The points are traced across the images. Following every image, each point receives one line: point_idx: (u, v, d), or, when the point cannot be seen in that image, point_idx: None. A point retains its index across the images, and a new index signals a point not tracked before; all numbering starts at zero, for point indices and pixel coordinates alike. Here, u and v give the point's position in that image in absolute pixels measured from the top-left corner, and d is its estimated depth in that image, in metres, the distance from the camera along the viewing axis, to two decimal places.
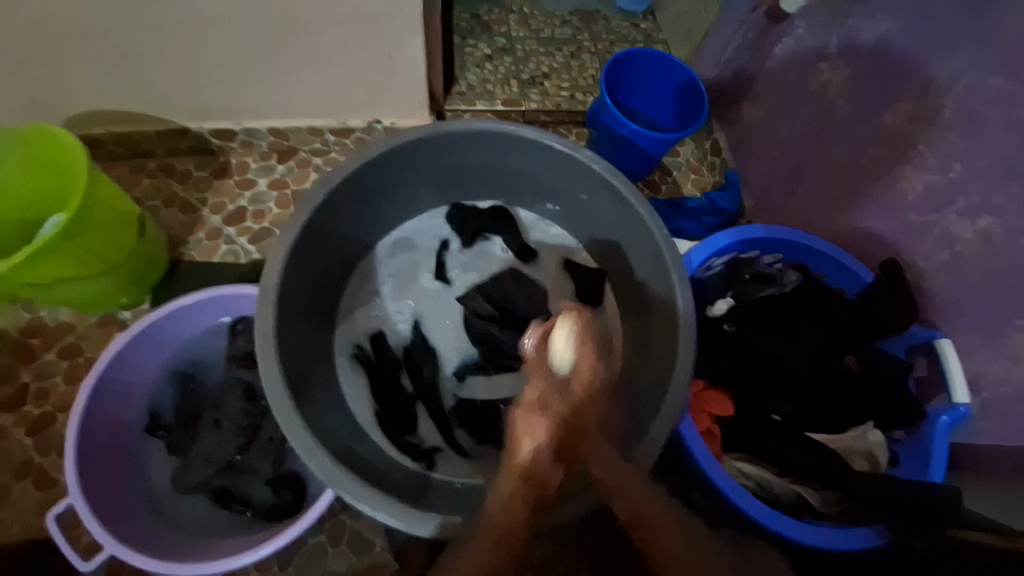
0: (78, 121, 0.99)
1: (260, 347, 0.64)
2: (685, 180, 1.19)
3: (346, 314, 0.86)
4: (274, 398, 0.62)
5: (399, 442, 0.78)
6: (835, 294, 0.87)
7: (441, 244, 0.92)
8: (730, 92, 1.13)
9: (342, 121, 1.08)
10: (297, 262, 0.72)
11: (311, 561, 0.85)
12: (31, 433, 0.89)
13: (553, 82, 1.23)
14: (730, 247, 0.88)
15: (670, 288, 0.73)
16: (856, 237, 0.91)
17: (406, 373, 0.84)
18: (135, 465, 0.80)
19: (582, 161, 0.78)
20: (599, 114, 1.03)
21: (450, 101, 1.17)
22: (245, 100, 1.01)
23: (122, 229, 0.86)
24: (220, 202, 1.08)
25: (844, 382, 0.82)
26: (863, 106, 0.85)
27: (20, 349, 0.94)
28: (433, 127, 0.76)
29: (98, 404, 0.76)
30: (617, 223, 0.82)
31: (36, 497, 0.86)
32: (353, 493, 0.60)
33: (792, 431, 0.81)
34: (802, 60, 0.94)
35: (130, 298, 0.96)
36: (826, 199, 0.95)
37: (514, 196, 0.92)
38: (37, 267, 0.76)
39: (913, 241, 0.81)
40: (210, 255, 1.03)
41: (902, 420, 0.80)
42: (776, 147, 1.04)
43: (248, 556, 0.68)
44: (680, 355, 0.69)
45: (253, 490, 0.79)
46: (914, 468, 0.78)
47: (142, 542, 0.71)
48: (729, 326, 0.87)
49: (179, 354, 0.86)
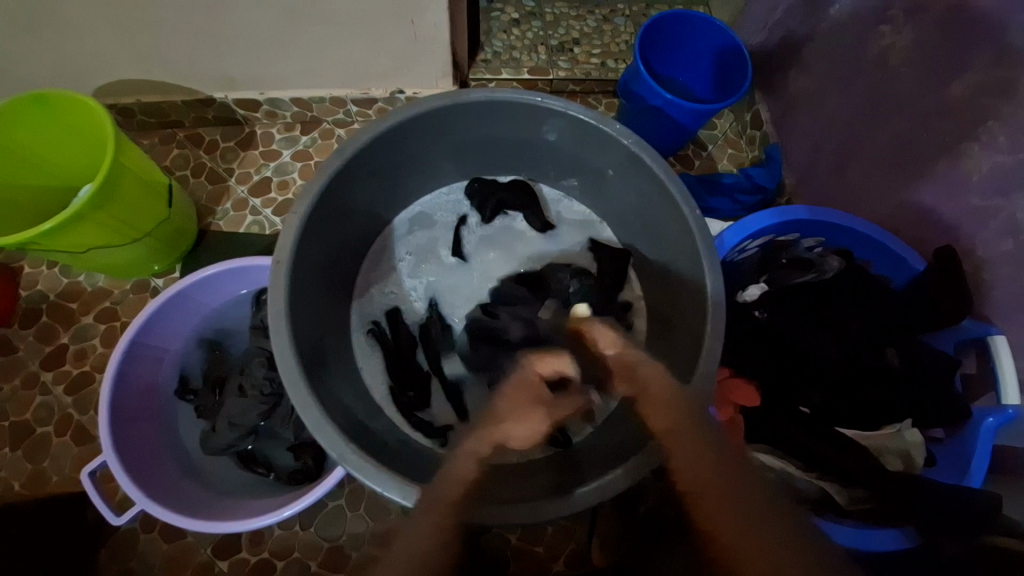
0: (110, 90, 1.01)
1: (274, 322, 0.63)
2: (720, 155, 1.12)
3: (362, 290, 0.86)
4: (286, 373, 0.61)
5: (413, 418, 0.79)
6: (879, 283, 0.82)
7: (459, 220, 0.90)
8: (776, 59, 1.05)
9: (364, 90, 1.05)
10: (315, 235, 0.71)
11: (331, 523, 0.89)
12: (72, 391, 0.95)
13: (584, 49, 1.16)
14: (765, 230, 0.83)
15: (698, 269, 0.70)
16: (906, 221, 0.84)
17: (421, 350, 0.84)
18: (166, 426, 0.84)
19: (612, 135, 0.74)
20: (631, 83, 0.97)
21: (474, 69, 1.13)
22: (267, 70, 0.99)
23: (152, 199, 0.88)
24: (246, 172, 1.08)
25: (882, 377, 0.78)
26: (927, 75, 0.77)
27: (60, 312, 0.99)
28: (454, 96, 0.73)
29: (131, 367, 0.80)
30: (644, 202, 0.78)
31: (76, 452, 0.93)
32: (362, 471, 0.60)
33: (820, 424, 0.77)
34: (861, 23, 0.85)
35: (162, 266, 0.99)
36: (877, 178, 0.87)
37: (536, 171, 0.89)
38: (72, 234, 0.78)
39: (972, 228, 0.74)
40: (237, 225, 1.05)
41: (940, 418, 0.75)
42: (824, 120, 0.96)
43: (270, 518, 0.71)
44: (707, 343, 0.66)
45: (277, 455, 0.82)
46: (952, 469, 0.74)
47: (172, 498, 0.75)
48: (760, 313, 0.83)
49: (206, 322, 0.89)
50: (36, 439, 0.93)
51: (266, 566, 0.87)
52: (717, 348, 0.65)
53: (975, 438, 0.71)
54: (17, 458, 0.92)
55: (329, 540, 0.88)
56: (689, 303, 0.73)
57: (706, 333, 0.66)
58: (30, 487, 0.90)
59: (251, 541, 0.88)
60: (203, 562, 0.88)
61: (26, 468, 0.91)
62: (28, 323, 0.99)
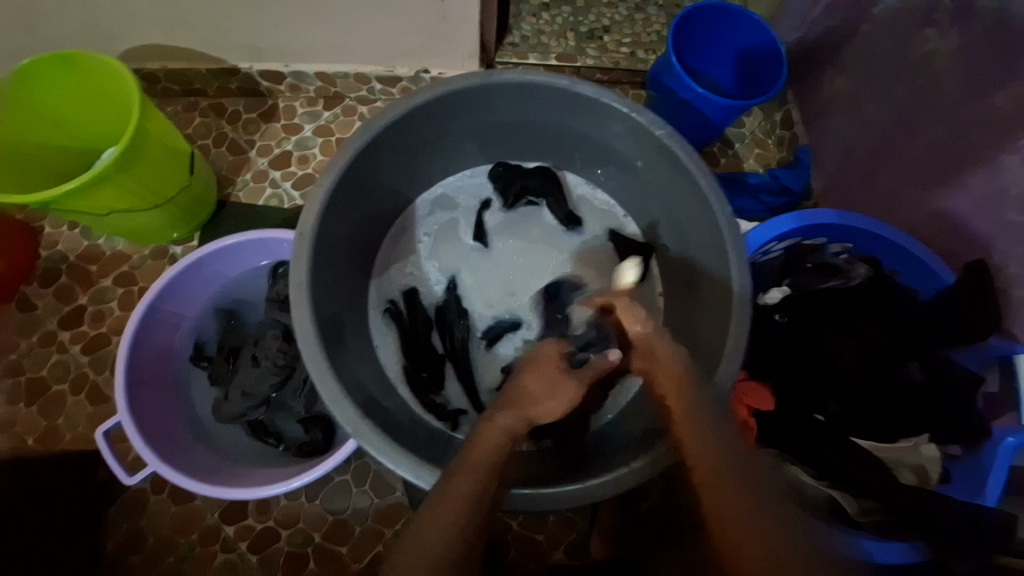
0: (136, 55, 1.01)
1: (295, 296, 0.63)
2: (747, 154, 1.09)
3: (381, 269, 0.85)
4: (304, 346, 0.61)
5: (426, 400, 0.79)
6: (904, 294, 0.80)
7: (481, 204, 0.89)
8: (813, 58, 1.02)
9: (389, 67, 1.04)
10: (339, 209, 0.71)
11: (336, 497, 0.90)
12: (88, 351, 0.97)
13: (614, 37, 1.14)
14: (793, 232, 0.81)
15: (726, 266, 0.68)
16: (938, 232, 0.82)
17: (437, 333, 0.84)
18: (180, 390, 0.85)
19: (644, 124, 0.72)
20: (662, 75, 0.95)
21: (501, 52, 1.11)
22: (292, 42, 0.98)
23: (174, 165, 0.88)
24: (267, 144, 1.08)
25: (901, 390, 0.76)
26: (972, 82, 0.74)
27: (80, 273, 1.00)
28: (486, 76, 0.71)
29: (147, 331, 0.80)
30: (671, 194, 0.77)
31: (90, 411, 0.94)
32: (377, 448, 0.60)
33: (835, 434, 0.75)
34: (905, 23, 0.82)
35: (182, 234, 1.00)
36: (911, 186, 0.85)
37: (563, 159, 0.88)
38: (95, 196, 0.79)
39: (1007, 243, 0.72)
40: (256, 197, 1.05)
41: (957, 434, 0.73)
42: (859, 123, 0.93)
43: (278, 488, 0.72)
44: (730, 344, 0.64)
45: (287, 427, 0.84)
46: (966, 488, 0.72)
47: (183, 461, 0.76)
48: (780, 317, 0.81)
49: (223, 292, 0.89)
50: (50, 396, 0.95)
51: (271, 534, 0.89)
52: (742, 351, 0.64)
53: (992, 456, 0.69)
54: (31, 414, 0.94)
55: (334, 514, 0.89)
56: (713, 301, 0.71)
57: (728, 333, 0.65)
58: (43, 443, 0.92)
59: (256, 509, 0.90)
60: (210, 526, 0.89)
61: (39, 424, 0.93)
62: (48, 282, 1.00)
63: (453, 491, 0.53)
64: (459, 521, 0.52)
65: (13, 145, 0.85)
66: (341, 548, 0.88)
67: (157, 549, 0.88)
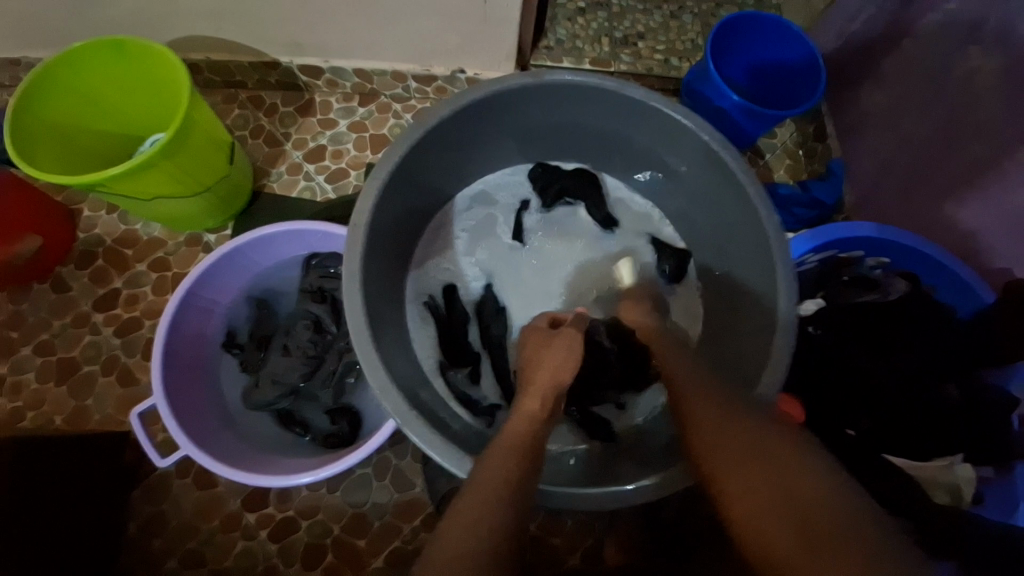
0: (181, 45, 1.03)
1: (347, 286, 0.64)
2: (778, 165, 1.08)
3: (419, 263, 0.86)
4: (356, 333, 0.62)
5: (462, 396, 0.80)
6: (944, 311, 0.78)
7: (520, 204, 0.90)
8: (850, 72, 1.01)
9: (426, 67, 1.05)
10: (389, 201, 0.71)
11: (356, 490, 0.90)
12: (120, 334, 0.99)
13: (648, 43, 1.14)
14: (828, 244, 0.80)
15: (771, 275, 0.67)
16: (976, 250, 0.81)
17: (474, 330, 0.85)
18: (211, 375, 0.86)
19: (692, 130, 0.71)
20: (698, 83, 0.95)
21: (536, 55, 1.12)
22: (333, 39, 1.00)
23: (216, 154, 0.90)
24: (302, 137, 1.10)
25: (937, 410, 0.75)
26: (1019, 101, 0.73)
27: (115, 257, 1.02)
28: (536, 75, 0.72)
29: (183, 316, 0.82)
30: (716, 201, 0.76)
31: (119, 393, 0.96)
32: (423, 438, 0.60)
33: (865, 449, 0.75)
34: (948, 40, 0.81)
35: (216, 222, 1.02)
36: (949, 202, 0.84)
37: (603, 161, 0.88)
38: (141, 182, 0.81)
39: None
40: (289, 189, 1.06)
41: (991, 455, 0.72)
42: (897, 138, 0.92)
43: (306, 477, 0.73)
44: (775, 355, 0.63)
45: (314, 417, 0.84)
46: (998, 510, 0.71)
47: (214, 446, 0.77)
48: (813, 329, 0.82)
49: (257, 280, 0.91)
50: (81, 376, 0.96)
51: (291, 524, 0.89)
52: (784, 364, 0.63)
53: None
54: (62, 393, 0.96)
55: (353, 507, 0.90)
56: (755, 311, 0.71)
57: (773, 343, 0.64)
58: (72, 422, 0.94)
59: (278, 497, 0.90)
60: (231, 513, 0.90)
61: (68, 404, 0.95)
62: (84, 264, 1.02)
63: (486, 479, 0.51)
64: (495, 507, 0.49)
65: (64, 129, 0.87)
66: (359, 542, 0.88)
67: (178, 533, 0.90)
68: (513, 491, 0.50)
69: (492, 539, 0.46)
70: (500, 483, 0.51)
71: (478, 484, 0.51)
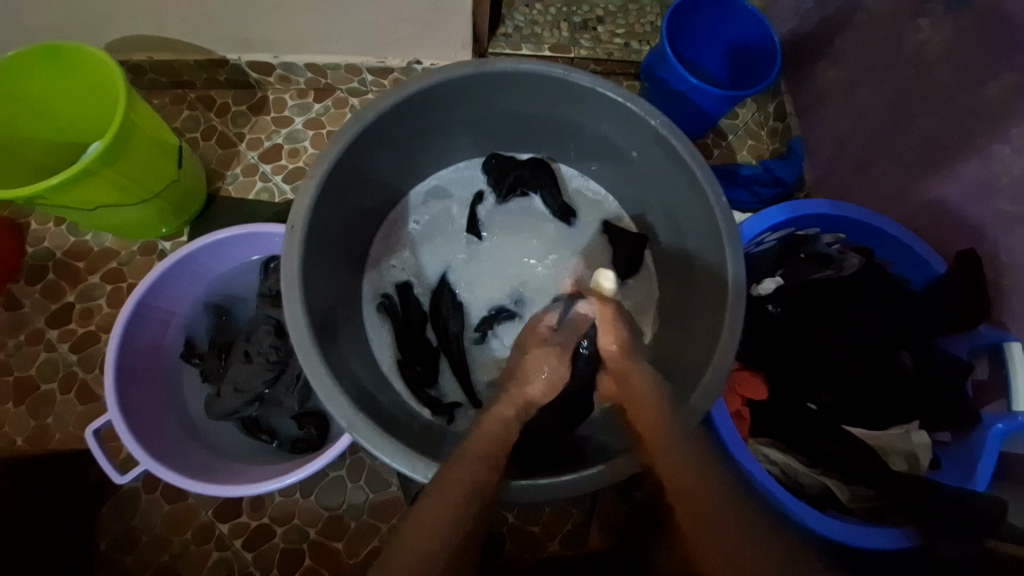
0: (120, 46, 0.98)
1: (287, 289, 0.62)
2: (740, 146, 1.08)
3: (376, 262, 0.85)
4: (297, 338, 0.61)
5: (420, 394, 0.79)
6: (896, 284, 0.80)
7: (475, 197, 0.89)
8: (807, 49, 1.01)
9: (381, 58, 1.03)
10: (331, 199, 0.70)
11: (332, 493, 0.90)
12: (77, 349, 0.95)
13: (607, 27, 1.12)
14: (785, 223, 0.82)
15: (720, 253, 0.69)
16: (931, 221, 0.82)
17: (431, 327, 0.84)
18: (170, 386, 0.85)
19: (639, 114, 0.72)
20: (656, 66, 0.94)
21: (494, 43, 1.10)
22: (282, 33, 0.97)
23: (162, 158, 0.86)
24: (257, 137, 1.06)
25: (893, 379, 0.77)
26: (963, 73, 0.74)
27: (67, 270, 0.99)
28: (477, 65, 0.71)
29: (137, 328, 0.80)
30: (665, 185, 0.77)
31: (79, 410, 0.93)
32: (372, 441, 0.60)
33: (826, 422, 0.76)
34: (897, 14, 0.82)
35: (170, 229, 0.98)
36: (903, 175, 0.85)
37: (557, 150, 0.88)
38: (82, 191, 0.78)
39: (999, 231, 0.72)
40: (246, 191, 1.03)
41: (949, 421, 0.74)
42: (852, 114, 0.93)
43: (272, 484, 0.72)
44: (724, 336, 0.65)
45: (281, 423, 0.84)
46: (957, 473, 0.73)
47: (173, 459, 0.76)
48: (773, 306, 0.82)
49: (214, 287, 0.89)
50: (39, 395, 0.93)
51: (265, 531, 0.88)
52: (734, 343, 0.64)
53: (983, 443, 0.71)
54: (20, 413, 0.92)
55: (329, 509, 0.89)
56: (709, 291, 0.71)
57: (723, 323, 0.66)
58: (34, 443, 0.91)
59: (251, 505, 0.89)
60: (203, 524, 0.89)
61: (28, 424, 0.92)
62: (35, 279, 0.98)
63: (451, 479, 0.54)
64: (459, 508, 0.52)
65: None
66: (337, 544, 0.88)
67: (151, 548, 0.88)
68: (475, 496, 0.53)
69: (453, 541, 0.50)
70: (468, 481, 0.54)
71: (443, 487, 0.53)
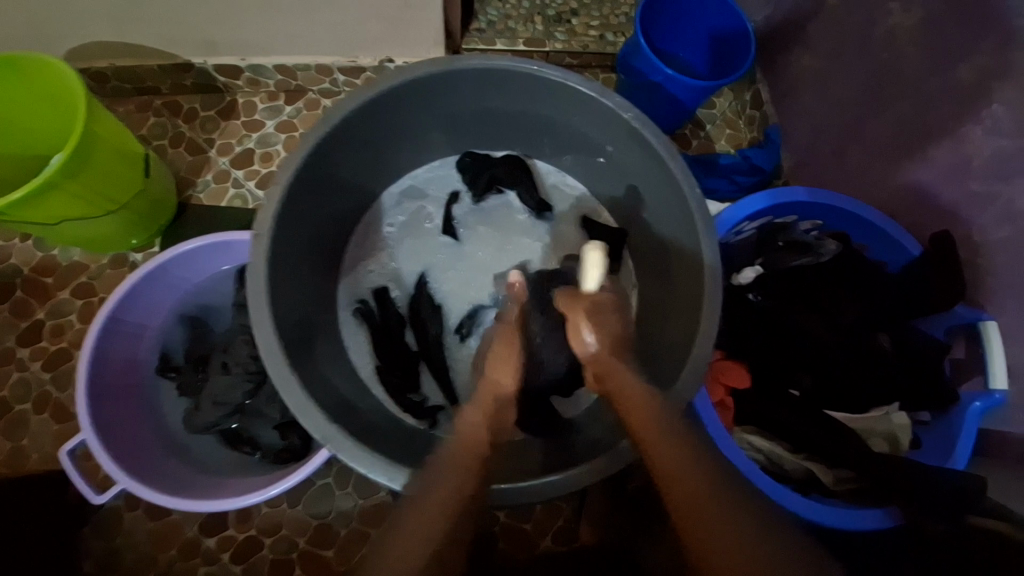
0: (79, 53, 0.95)
1: (253, 300, 0.61)
2: (718, 136, 1.08)
3: (350, 267, 0.84)
4: (267, 351, 0.59)
5: (402, 399, 0.78)
6: (872, 267, 0.81)
7: (450, 197, 0.88)
8: (780, 35, 1.01)
9: (352, 58, 1.01)
10: (298, 205, 0.68)
11: (319, 501, 0.88)
12: (49, 368, 0.93)
13: (582, 20, 1.11)
14: (764, 211, 0.82)
15: (698, 245, 0.68)
16: (905, 204, 0.83)
17: (411, 331, 0.83)
18: (147, 402, 0.83)
19: (610, 108, 0.71)
20: (630, 57, 0.94)
21: (467, 38, 1.08)
22: (248, 35, 0.94)
23: (128, 168, 0.84)
24: (227, 143, 1.04)
25: (873, 361, 0.78)
26: (932, 56, 0.74)
27: (35, 287, 0.96)
28: (444, 63, 0.69)
29: (108, 344, 0.77)
30: (640, 178, 0.76)
31: (55, 430, 0.90)
32: (349, 453, 0.59)
33: (810, 407, 0.77)
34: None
35: (141, 240, 0.96)
36: (877, 159, 0.86)
37: (531, 147, 0.87)
38: (44, 205, 0.75)
39: (971, 212, 0.73)
40: (219, 199, 1.01)
41: (929, 401, 0.76)
42: (827, 100, 0.93)
43: (255, 497, 0.70)
44: (703, 328, 0.65)
45: (264, 433, 0.81)
46: (936, 452, 0.74)
47: (153, 476, 0.74)
48: (754, 296, 0.83)
49: (188, 299, 0.87)
50: (13, 416, 0.90)
51: (254, 543, 0.87)
52: (714, 333, 0.64)
53: (962, 422, 0.72)
54: None
55: (318, 518, 0.88)
56: (687, 282, 0.71)
57: (702, 315, 0.65)
58: (9, 465, 0.88)
59: (238, 517, 0.88)
60: (189, 539, 0.87)
61: (3, 446, 0.89)
62: (2, 297, 0.95)
63: (430, 496, 0.54)
64: (439, 530, 0.52)
65: None
66: (328, 552, 0.87)
67: (136, 567, 0.86)
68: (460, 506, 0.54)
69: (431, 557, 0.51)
70: (446, 492, 0.55)
71: (423, 505, 0.54)
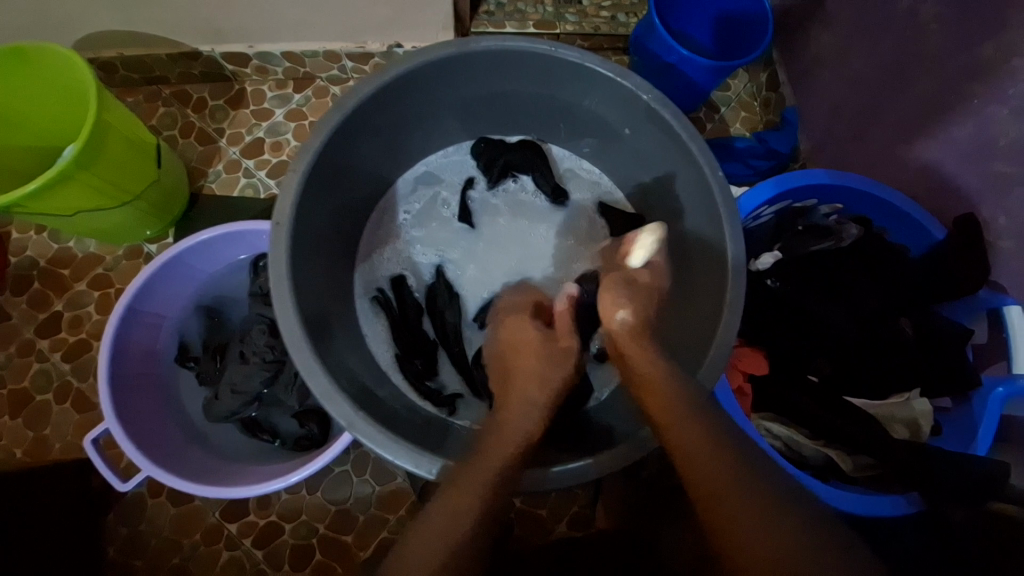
0: (87, 44, 0.94)
1: (276, 288, 0.61)
2: (734, 119, 1.06)
3: (365, 256, 0.84)
4: (291, 340, 0.60)
5: (421, 387, 0.79)
6: (895, 251, 0.80)
7: (466, 182, 0.88)
8: (799, 14, 0.98)
9: (360, 43, 0.99)
10: (313, 194, 0.67)
11: (338, 487, 0.90)
12: (68, 359, 0.94)
13: (593, 1, 1.09)
14: (780, 196, 0.80)
15: (718, 229, 0.67)
16: (927, 187, 0.81)
17: (428, 318, 0.83)
18: (167, 391, 0.84)
19: (629, 89, 0.70)
20: (645, 38, 0.92)
21: (476, 22, 1.06)
22: (253, 21, 0.93)
23: (140, 159, 0.83)
24: (237, 132, 1.03)
25: (895, 348, 0.77)
26: (957, 34, 0.72)
27: (52, 279, 0.96)
28: (459, 45, 0.68)
29: (127, 333, 0.78)
30: (659, 161, 0.75)
31: (77, 419, 0.92)
32: (372, 439, 0.59)
33: (828, 394, 0.76)
34: None
35: (155, 231, 0.96)
36: (897, 141, 0.84)
37: (545, 131, 0.86)
38: (60, 197, 0.75)
39: (995, 194, 0.71)
40: (230, 188, 1.01)
41: (951, 387, 0.74)
42: (846, 80, 0.90)
43: (277, 483, 0.71)
44: (725, 315, 0.64)
45: (282, 421, 0.82)
46: (957, 439, 0.74)
47: (175, 463, 0.75)
48: (772, 281, 0.81)
49: (203, 288, 0.87)
50: (35, 406, 0.92)
51: (275, 529, 0.88)
52: (736, 319, 0.64)
53: (983, 410, 0.71)
54: (17, 426, 0.91)
55: (336, 504, 0.89)
56: (707, 265, 0.71)
57: (724, 302, 0.65)
58: (32, 454, 0.90)
59: (258, 504, 0.89)
60: (212, 525, 0.89)
61: (27, 435, 0.91)
62: (20, 289, 0.96)
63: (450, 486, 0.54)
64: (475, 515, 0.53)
65: None
66: (347, 537, 0.88)
67: (160, 552, 0.88)
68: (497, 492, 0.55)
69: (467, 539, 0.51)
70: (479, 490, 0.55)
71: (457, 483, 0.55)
